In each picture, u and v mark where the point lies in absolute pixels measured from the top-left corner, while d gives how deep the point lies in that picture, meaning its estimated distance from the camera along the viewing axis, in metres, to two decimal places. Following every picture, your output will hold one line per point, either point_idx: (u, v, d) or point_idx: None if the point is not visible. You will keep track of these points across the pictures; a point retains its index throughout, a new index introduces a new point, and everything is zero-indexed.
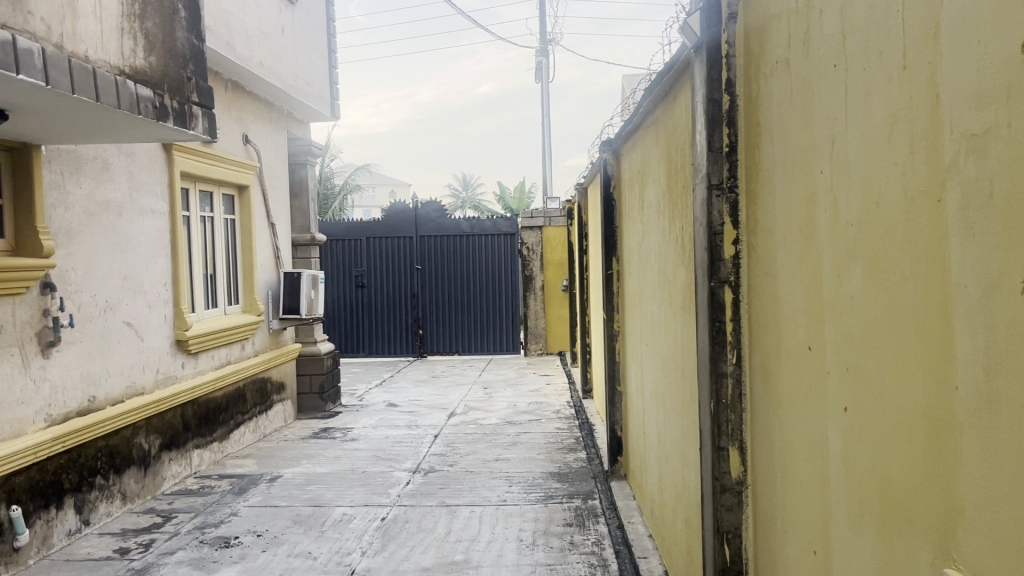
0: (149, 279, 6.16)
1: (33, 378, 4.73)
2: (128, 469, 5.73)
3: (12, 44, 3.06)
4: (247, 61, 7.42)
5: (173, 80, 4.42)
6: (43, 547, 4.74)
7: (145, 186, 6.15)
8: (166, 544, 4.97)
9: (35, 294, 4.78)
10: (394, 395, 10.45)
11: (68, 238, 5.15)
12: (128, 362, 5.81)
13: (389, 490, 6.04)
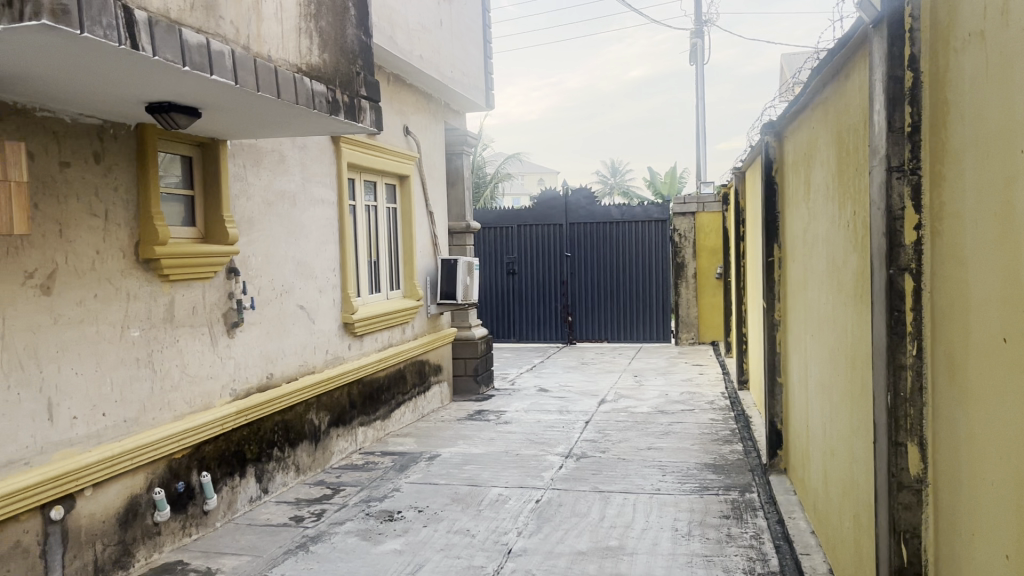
0: (320, 265, 6.54)
1: (221, 355, 5.13)
2: (301, 443, 6.12)
3: (207, 47, 3.31)
4: (408, 55, 7.69)
5: (344, 76, 4.65)
6: (228, 511, 5.15)
7: (316, 177, 6.52)
8: (335, 514, 5.27)
9: (222, 278, 5.18)
10: (545, 381, 10.57)
11: (250, 227, 5.55)
12: (301, 342, 6.19)
13: (543, 474, 6.14)
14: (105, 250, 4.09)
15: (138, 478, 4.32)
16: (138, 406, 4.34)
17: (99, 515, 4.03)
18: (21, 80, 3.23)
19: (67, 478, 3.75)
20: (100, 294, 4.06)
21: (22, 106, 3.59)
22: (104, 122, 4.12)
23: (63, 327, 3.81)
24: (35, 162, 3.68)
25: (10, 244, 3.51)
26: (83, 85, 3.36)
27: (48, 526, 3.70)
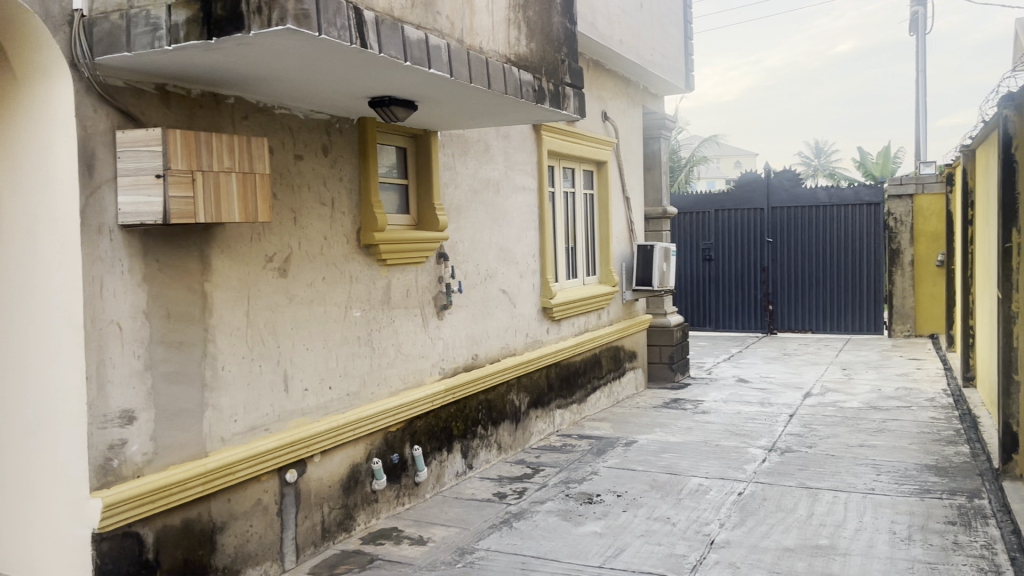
0: (521, 250, 6.70)
1: (431, 336, 5.40)
2: (503, 423, 6.33)
3: (426, 43, 3.48)
4: (608, 40, 7.68)
5: (549, 64, 4.72)
6: (437, 484, 5.43)
7: (518, 164, 6.68)
8: (537, 493, 5.41)
9: (432, 263, 5.44)
10: (744, 371, 10.24)
11: (457, 214, 5.78)
12: (504, 326, 6.39)
13: (745, 466, 5.96)
14: (331, 236, 4.42)
15: (359, 448, 4.65)
16: (359, 381, 4.66)
17: (327, 480, 4.38)
18: (265, 81, 3.54)
19: (300, 444, 4.10)
20: (327, 277, 4.39)
21: (265, 105, 3.94)
22: (331, 117, 4.44)
23: (297, 306, 4.16)
24: (274, 156, 4.02)
25: (254, 231, 3.87)
26: (317, 84, 3.64)
27: (284, 487, 4.07)
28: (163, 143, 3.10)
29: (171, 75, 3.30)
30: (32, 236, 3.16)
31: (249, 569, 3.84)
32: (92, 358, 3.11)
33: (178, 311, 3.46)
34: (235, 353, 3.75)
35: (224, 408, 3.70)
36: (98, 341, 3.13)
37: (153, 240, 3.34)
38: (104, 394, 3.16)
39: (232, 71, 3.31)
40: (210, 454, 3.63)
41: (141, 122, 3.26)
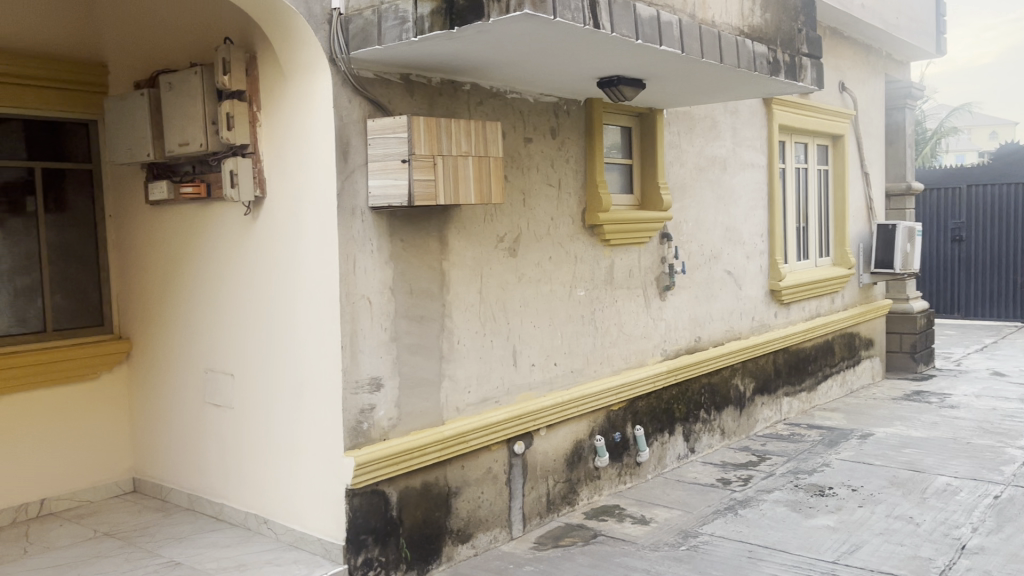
0: (748, 230, 6.46)
1: (653, 317, 5.36)
2: (726, 407, 6.18)
3: (657, 19, 3.44)
4: (848, 5, 7.18)
5: (785, 34, 4.49)
6: (658, 465, 5.40)
7: (746, 141, 6.44)
8: (763, 481, 5.23)
9: (656, 243, 5.39)
10: (1001, 364, 9.25)
11: (682, 192, 5.68)
12: (729, 308, 6.21)
13: (1002, 468, 5.41)
14: (558, 216, 4.51)
15: (583, 425, 4.72)
16: (583, 359, 4.74)
17: (552, 454, 4.50)
18: (499, 67, 3.66)
19: (528, 417, 4.24)
20: (554, 257, 4.49)
21: (498, 90, 4.08)
22: (560, 99, 4.51)
23: (525, 284, 4.29)
24: (506, 139, 4.16)
25: (487, 212, 4.04)
26: (548, 66, 3.71)
27: (513, 457, 4.23)
28: (408, 129, 3.30)
29: (415, 65, 3.51)
30: (297, 218, 3.50)
31: (480, 533, 4.03)
32: (347, 329, 3.40)
33: (419, 287, 3.69)
34: (469, 327, 3.95)
35: (458, 379, 3.90)
36: (351, 313, 3.42)
37: (398, 221, 3.59)
38: (356, 361, 3.44)
39: (469, 57, 3.46)
40: (447, 422, 3.84)
41: (388, 110, 3.50)
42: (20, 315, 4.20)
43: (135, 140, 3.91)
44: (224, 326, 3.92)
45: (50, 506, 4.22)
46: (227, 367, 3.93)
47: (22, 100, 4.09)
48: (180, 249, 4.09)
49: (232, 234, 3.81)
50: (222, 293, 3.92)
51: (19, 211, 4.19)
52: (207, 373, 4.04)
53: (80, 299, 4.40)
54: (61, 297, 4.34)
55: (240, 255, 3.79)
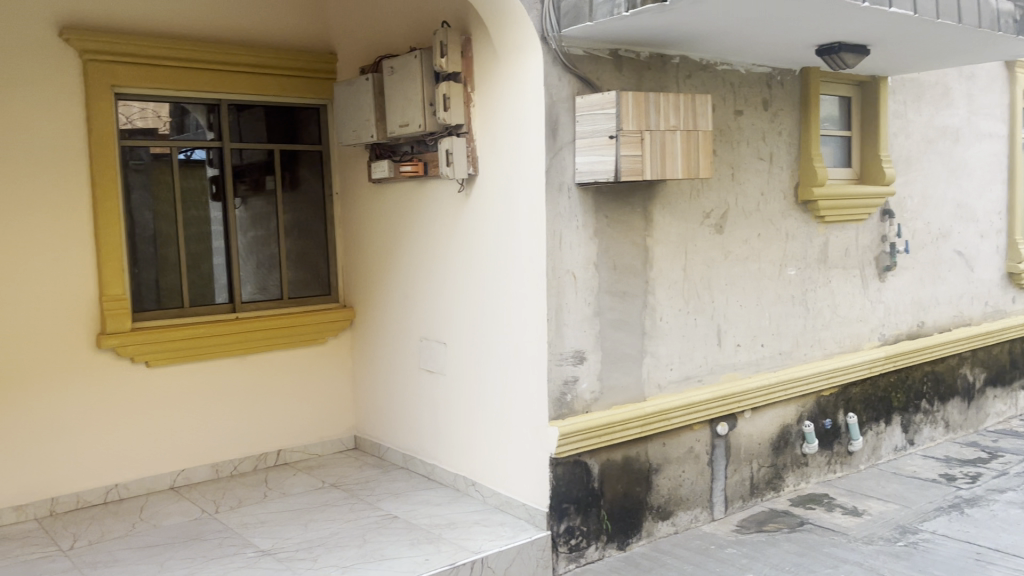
0: (983, 207, 5.90)
1: (871, 299, 5.05)
2: (952, 399, 5.71)
3: None
4: None
5: None
6: (873, 456, 5.10)
7: (984, 108, 5.86)
8: (994, 481, 4.79)
9: (876, 221, 5.05)
10: None
11: (907, 166, 5.28)
12: (958, 292, 5.71)
13: None
14: (769, 191, 4.35)
15: (790, 409, 4.55)
16: (793, 340, 4.55)
17: (758, 438, 4.37)
18: (710, 37, 3.57)
19: (732, 398, 4.14)
20: (763, 234, 4.34)
21: (708, 62, 3.98)
22: (773, 70, 4.32)
23: (733, 262, 4.18)
24: (716, 112, 4.06)
25: (693, 187, 3.96)
26: (761, 35, 3.57)
27: (716, 438, 4.15)
28: (617, 105, 3.31)
29: (625, 40, 3.50)
30: (508, 194, 3.61)
31: (680, 511, 4.01)
32: (552, 302, 3.48)
33: (623, 263, 3.71)
34: (673, 305, 3.91)
35: (661, 356, 3.88)
36: (558, 287, 3.49)
37: (603, 197, 3.61)
38: (561, 334, 3.52)
39: (680, 30, 3.40)
40: (649, 399, 3.84)
41: (597, 86, 3.52)
42: (262, 284, 4.64)
43: (360, 122, 4.19)
44: (438, 298, 4.14)
45: (285, 456, 4.68)
46: (440, 336, 4.16)
47: (264, 87, 4.49)
48: (399, 225, 4.36)
49: (447, 209, 4.00)
50: (436, 266, 4.13)
51: (261, 190, 4.60)
52: (422, 342, 4.29)
53: (310, 270, 4.80)
54: (295, 268, 4.75)
55: (453, 230, 3.98)
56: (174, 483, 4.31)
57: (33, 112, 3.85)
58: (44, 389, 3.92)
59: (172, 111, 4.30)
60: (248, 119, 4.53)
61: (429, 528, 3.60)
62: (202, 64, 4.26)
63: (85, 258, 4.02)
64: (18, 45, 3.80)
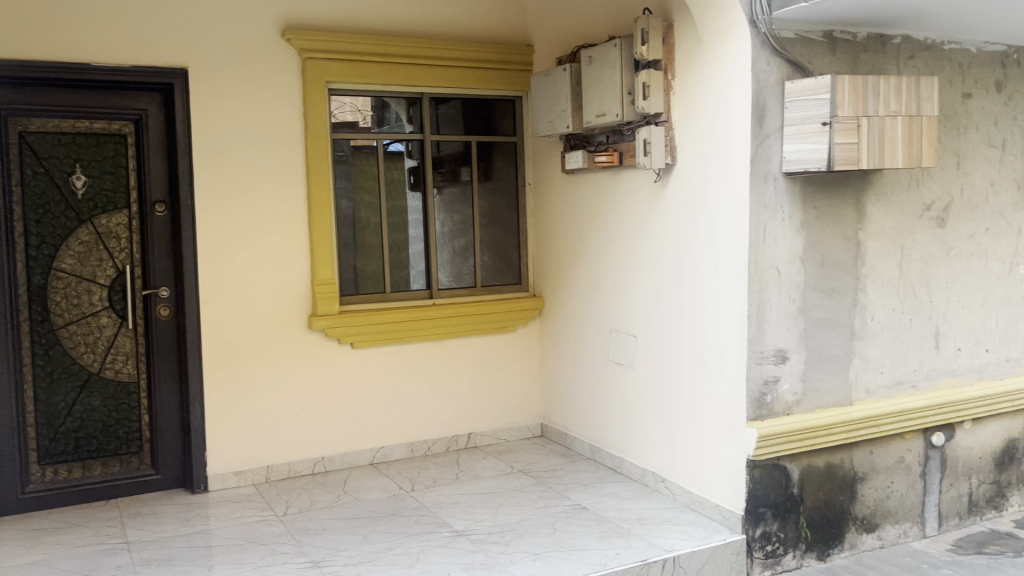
0: None
1: None
2: None
3: None
4: None
5: None
6: None
7: None
8: None
9: None
10: None
11: None
12: None
13: None
14: (1000, 181, 3.94)
15: (1018, 421, 4.12)
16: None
17: (979, 451, 3.99)
18: (939, 14, 3.28)
19: (951, 407, 3.81)
20: (992, 228, 3.94)
21: (934, 41, 3.66)
22: (1010, 47, 3.91)
23: (955, 259, 3.83)
24: (941, 95, 3.72)
25: (913, 177, 3.67)
26: (1000, 9, 3.23)
27: (930, 450, 3.84)
28: (832, 91, 3.11)
29: (841, 20, 3.28)
30: (708, 184, 3.49)
31: (887, 525, 3.74)
32: (754, 298, 3.34)
33: (832, 258, 3.49)
34: (885, 304, 3.64)
35: (870, 358, 3.63)
36: (759, 282, 3.34)
37: (812, 188, 3.41)
38: (762, 332, 3.36)
39: (906, 7, 3.14)
40: (856, 404, 3.60)
41: (808, 70, 3.32)
42: (456, 272, 4.78)
43: (556, 112, 4.21)
44: (630, 289, 4.09)
45: (475, 440, 4.80)
46: (630, 328, 4.10)
47: (463, 80, 4.60)
48: (591, 215, 4.34)
49: (642, 200, 3.93)
50: (629, 257, 4.07)
51: (457, 180, 4.73)
52: (611, 334, 4.25)
53: (502, 259, 4.89)
54: (488, 257, 4.85)
55: (648, 220, 3.91)
56: (373, 460, 4.54)
57: (257, 108, 4.16)
58: (262, 365, 4.24)
59: (375, 105, 4.49)
60: (446, 111, 4.67)
61: (619, 522, 3.57)
62: (406, 59, 4.42)
63: (299, 244, 4.30)
64: (245, 47, 4.11)
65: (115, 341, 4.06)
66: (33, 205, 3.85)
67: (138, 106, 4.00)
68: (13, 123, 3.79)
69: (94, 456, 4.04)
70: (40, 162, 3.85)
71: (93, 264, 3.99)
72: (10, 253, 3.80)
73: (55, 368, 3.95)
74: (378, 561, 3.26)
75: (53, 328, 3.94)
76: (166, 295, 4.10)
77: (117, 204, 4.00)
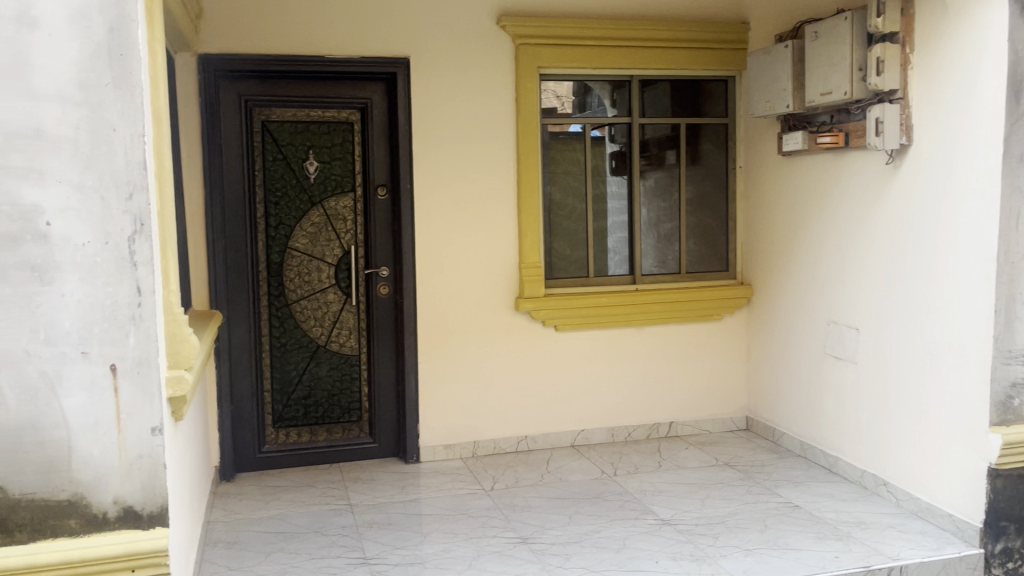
0: None
1: None
2: None
3: None
4: None
5: None
6: None
7: None
8: None
9: None
10: None
11: None
12: None
13: None
14: None
15: None
16: None
17: None
18: None
19: None
20: None
21: None
22: None
23: None
24: None
25: None
26: None
27: None
28: None
29: None
30: (951, 167, 3.21)
31: None
32: (1003, 292, 3.04)
33: None
34: None
35: None
36: (1010, 274, 3.03)
37: None
38: (1011, 329, 3.06)
39: None
40: None
41: None
42: (661, 257, 4.70)
43: (775, 92, 4.02)
44: (852, 279, 3.85)
45: (677, 429, 4.72)
46: (853, 320, 3.86)
47: (673, 61, 4.49)
48: (809, 200, 4.12)
49: (870, 183, 3.68)
50: (853, 244, 3.83)
51: (665, 164, 4.64)
52: (829, 326, 4.03)
53: (709, 245, 4.76)
54: (695, 243, 4.74)
55: (877, 206, 3.65)
56: (574, 442, 4.58)
57: (472, 95, 4.28)
58: (471, 345, 4.39)
59: (577, 90, 4.47)
60: (653, 94, 4.58)
61: (837, 525, 3.38)
62: (615, 41, 4.38)
63: (508, 227, 4.39)
64: (462, 35, 4.24)
65: (340, 316, 4.34)
66: (272, 189, 4.18)
67: (364, 95, 4.23)
68: (257, 113, 4.12)
69: (320, 423, 4.35)
70: (279, 149, 4.17)
71: (323, 244, 4.28)
72: (253, 233, 4.15)
73: (289, 339, 4.28)
74: (585, 542, 3.28)
75: (288, 302, 4.26)
76: (386, 274, 4.33)
77: (344, 187, 4.26)
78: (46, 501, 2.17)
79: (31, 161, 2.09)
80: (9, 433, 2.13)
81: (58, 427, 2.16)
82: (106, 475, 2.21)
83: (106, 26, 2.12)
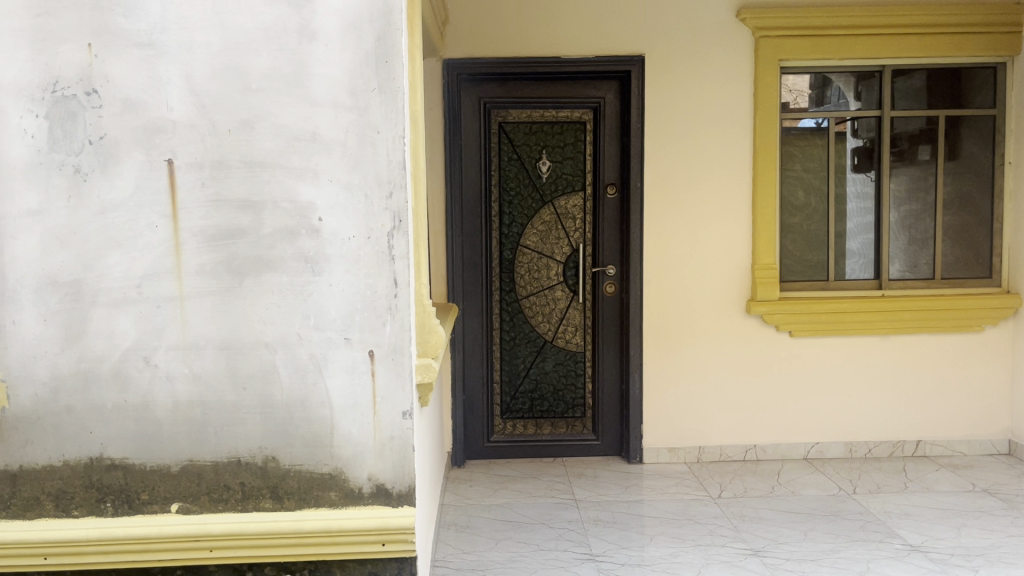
0: None
1: None
2: None
3: None
4: None
5: None
6: None
7: None
8: None
9: None
10: None
11: None
12: None
13: None
14: None
15: None
16: None
17: None
18: None
19: None
20: None
21: None
22: None
23: None
24: None
25: None
26: None
27: None
28: None
29: None
30: None
31: None
32: None
33: None
34: None
35: None
36: None
37: None
38: None
39: None
40: None
41: None
42: (912, 261, 4.33)
43: None
44: None
45: (925, 448, 4.34)
46: None
47: (932, 48, 4.12)
48: None
49: None
50: None
51: (918, 160, 4.28)
52: None
53: (970, 249, 4.33)
54: (953, 246, 4.33)
55: None
56: (807, 455, 4.34)
57: (708, 90, 4.17)
58: (698, 347, 4.29)
59: (816, 83, 4.22)
60: (906, 85, 4.23)
61: None
62: (866, 29, 4.09)
63: (742, 226, 4.24)
64: (700, 31, 4.14)
65: (567, 313, 4.40)
66: (507, 187, 4.31)
67: (598, 94, 4.25)
68: (495, 115, 4.27)
69: (545, 416, 4.44)
70: (515, 149, 4.29)
71: (552, 241, 4.36)
72: (488, 230, 4.31)
73: (517, 334, 4.41)
74: (823, 561, 3.10)
75: (518, 298, 4.39)
76: (613, 272, 4.34)
77: (574, 186, 4.31)
78: (312, 473, 2.29)
79: (307, 161, 2.20)
80: (283, 409, 2.26)
81: (323, 407, 2.27)
82: (362, 453, 2.29)
83: (375, 34, 2.18)
